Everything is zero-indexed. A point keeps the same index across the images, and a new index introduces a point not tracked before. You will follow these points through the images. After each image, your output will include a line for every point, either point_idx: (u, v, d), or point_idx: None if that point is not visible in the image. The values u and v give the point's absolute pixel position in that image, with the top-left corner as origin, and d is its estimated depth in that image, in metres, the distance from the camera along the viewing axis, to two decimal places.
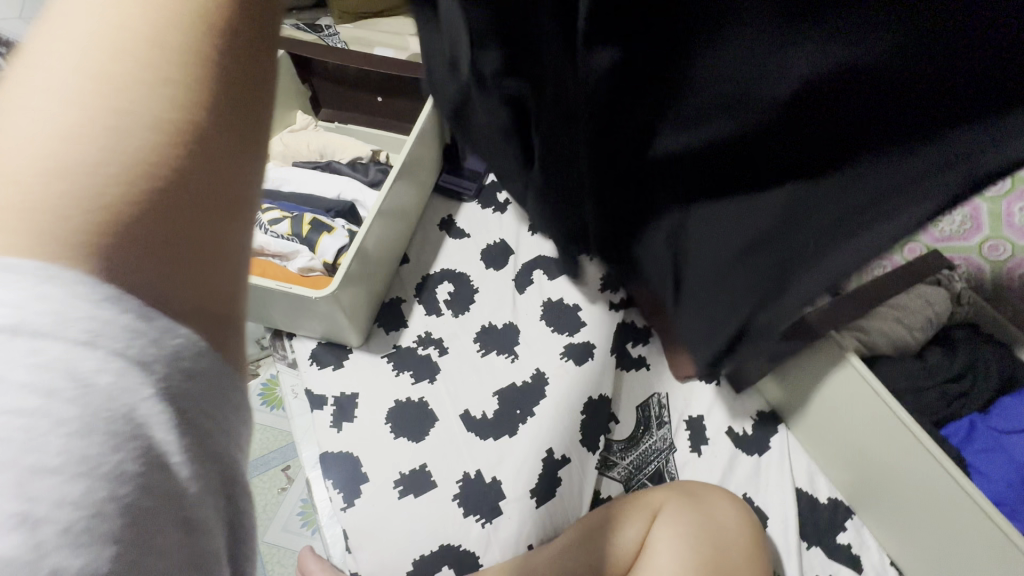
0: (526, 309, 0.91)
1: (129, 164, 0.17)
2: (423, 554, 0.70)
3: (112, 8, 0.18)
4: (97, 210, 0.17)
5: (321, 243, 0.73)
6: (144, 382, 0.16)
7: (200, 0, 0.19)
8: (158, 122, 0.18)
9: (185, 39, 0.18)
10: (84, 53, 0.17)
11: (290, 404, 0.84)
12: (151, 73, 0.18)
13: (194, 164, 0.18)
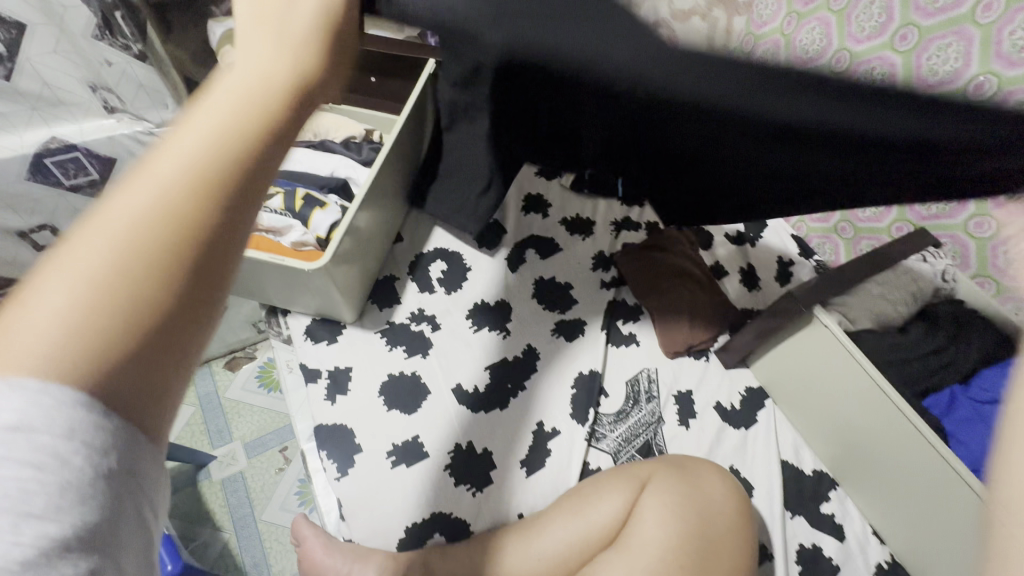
0: (518, 287, 0.92)
1: (144, 273, 0.24)
2: (415, 522, 0.72)
3: (133, 206, 0.24)
4: (107, 301, 0.23)
5: (314, 217, 0.74)
6: (96, 472, 0.21)
7: (194, 200, 0.25)
8: (169, 242, 0.24)
9: (171, 234, 0.24)
10: (101, 243, 0.23)
11: (285, 378, 0.85)
12: (142, 261, 0.24)
13: (185, 274, 0.24)
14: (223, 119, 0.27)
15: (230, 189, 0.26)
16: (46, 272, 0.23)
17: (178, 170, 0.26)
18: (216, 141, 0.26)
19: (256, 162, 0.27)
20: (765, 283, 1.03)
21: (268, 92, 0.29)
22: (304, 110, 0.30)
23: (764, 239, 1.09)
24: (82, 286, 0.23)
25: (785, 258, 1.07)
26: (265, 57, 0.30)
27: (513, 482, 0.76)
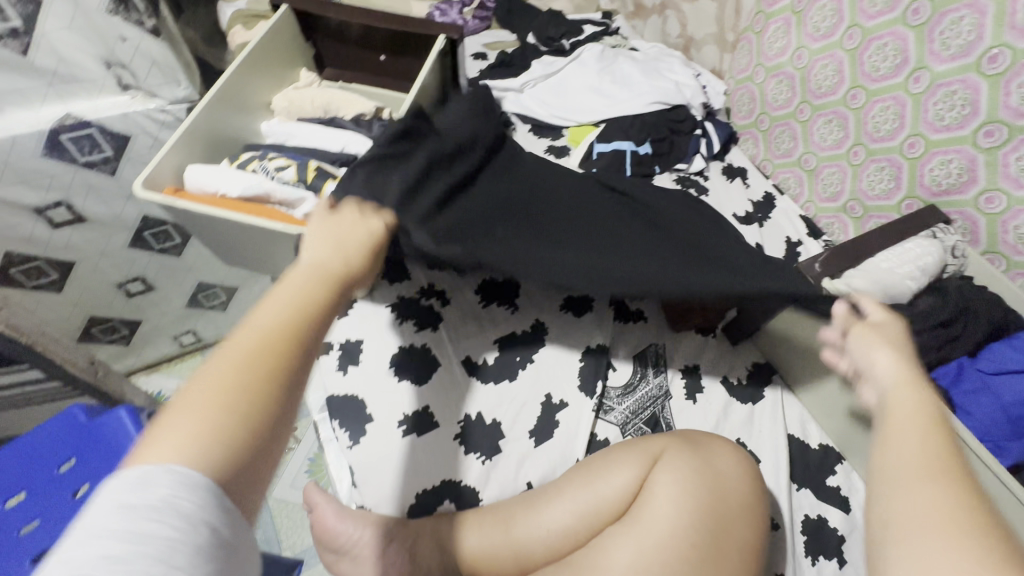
0: None
1: (251, 387, 0.37)
2: (426, 489, 0.73)
3: (246, 352, 0.38)
4: (231, 405, 0.36)
5: (326, 189, 0.75)
6: (206, 534, 0.31)
7: (284, 346, 0.40)
8: (266, 367, 0.38)
9: (274, 368, 0.38)
10: (229, 378, 0.37)
11: None
12: (255, 389, 0.37)
13: (278, 389, 0.38)
14: (303, 292, 0.43)
15: (307, 334, 0.41)
16: (193, 401, 0.36)
17: (275, 323, 0.41)
18: (302, 305, 0.43)
19: (323, 321, 0.43)
20: (773, 262, 1.03)
21: (330, 276, 0.46)
22: (348, 287, 0.48)
23: (772, 220, 1.10)
24: (215, 397, 0.36)
25: (793, 239, 1.07)
26: (328, 257, 0.48)
27: (521, 452, 0.78)
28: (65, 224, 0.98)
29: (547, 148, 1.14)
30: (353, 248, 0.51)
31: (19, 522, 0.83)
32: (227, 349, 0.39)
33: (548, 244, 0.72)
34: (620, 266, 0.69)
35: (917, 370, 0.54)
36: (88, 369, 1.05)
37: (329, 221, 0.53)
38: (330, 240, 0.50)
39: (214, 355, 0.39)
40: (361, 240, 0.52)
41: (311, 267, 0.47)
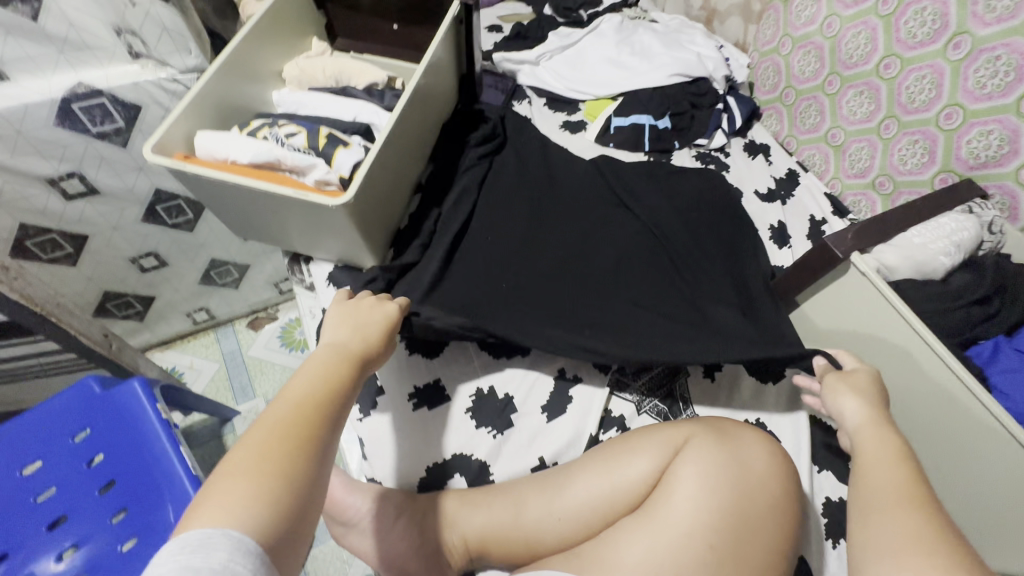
0: (542, 239, 0.91)
1: (288, 451, 0.44)
2: (436, 462, 0.72)
3: (279, 425, 0.45)
4: (272, 468, 0.42)
5: (337, 156, 0.73)
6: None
7: (311, 418, 0.47)
8: (301, 434, 0.45)
9: (306, 438, 0.45)
10: (267, 450, 0.43)
11: (307, 323, 0.86)
12: (291, 457, 0.43)
13: (311, 453, 0.45)
14: (329, 371, 0.53)
15: (332, 406, 0.50)
16: (238, 473, 0.41)
17: (306, 396, 0.49)
18: (328, 382, 0.52)
19: (346, 394, 0.52)
20: (796, 240, 0.99)
21: (351, 356, 0.56)
22: (364, 366, 0.57)
23: (795, 197, 1.06)
24: (257, 462, 0.42)
25: (817, 217, 1.03)
26: (347, 342, 0.59)
27: (533, 427, 0.76)
28: (78, 196, 0.98)
29: (562, 123, 1.11)
30: (370, 331, 0.62)
31: (36, 488, 0.83)
32: (266, 421, 0.46)
33: (534, 307, 0.81)
34: (594, 342, 0.77)
35: (882, 411, 0.66)
36: (102, 342, 1.06)
37: (349, 310, 0.65)
38: (349, 326, 0.62)
39: (254, 427, 0.45)
40: (377, 325, 0.63)
41: (334, 348, 0.57)
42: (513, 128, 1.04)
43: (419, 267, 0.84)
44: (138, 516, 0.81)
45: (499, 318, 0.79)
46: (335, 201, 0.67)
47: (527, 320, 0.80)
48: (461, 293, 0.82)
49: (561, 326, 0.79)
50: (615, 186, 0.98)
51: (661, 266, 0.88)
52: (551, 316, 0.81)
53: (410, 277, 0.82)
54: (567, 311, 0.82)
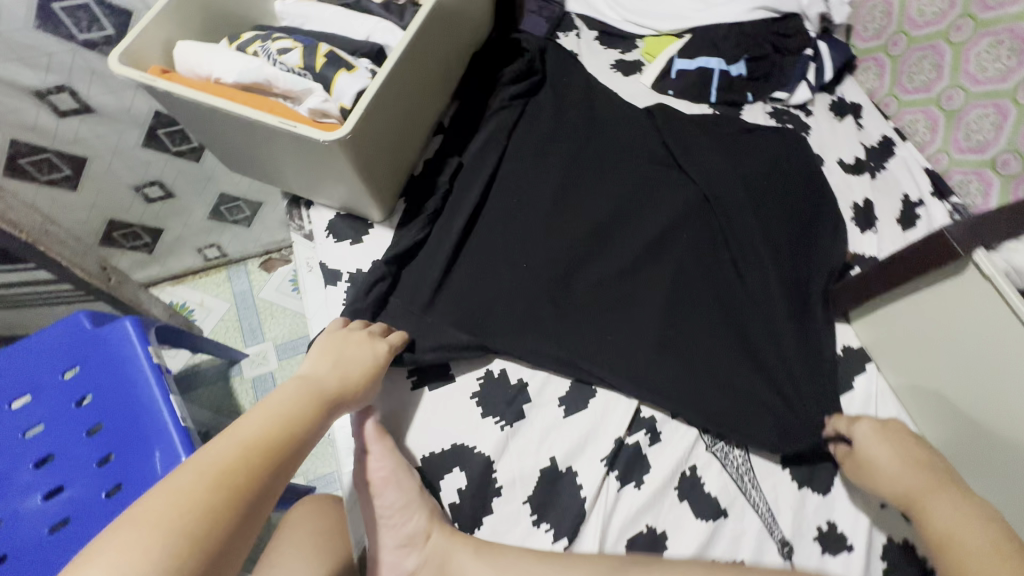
0: (579, 202, 0.77)
1: (207, 510, 0.38)
2: (433, 452, 0.63)
3: (209, 466, 0.41)
4: (185, 521, 0.37)
5: (337, 81, 0.59)
6: None
7: (250, 464, 0.42)
8: (232, 490, 0.40)
9: (238, 484, 0.40)
10: (189, 493, 0.38)
11: (304, 278, 0.75)
12: (214, 505, 0.38)
13: (235, 515, 0.39)
14: (289, 415, 0.48)
15: (278, 460, 0.44)
16: (145, 519, 0.36)
17: (253, 442, 0.44)
18: (285, 428, 0.47)
19: (299, 447, 0.47)
20: (883, 224, 0.83)
21: (319, 399, 0.51)
22: (331, 411, 0.52)
23: (887, 171, 0.88)
24: (172, 515, 0.37)
25: (911, 198, 0.85)
26: (322, 378, 0.54)
27: (549, 421, 0.65)
28: (71, 113, 0.87)
29: (614, 61, 0.94)
30: (350, 370, 0.56)
31: (23, 424, 0.76)
32: (198, 465, 0.41)
33: (553, 297, 0.70)
34: (603, 359, 0.67)
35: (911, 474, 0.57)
36: (99, 276, 0.99)
37: (335, 341, 0.59)
38: (331, 357, 0.57)
39: (183, 469, 0.40)
40: (359, 365, 0.57)
41: (306, 386, 0.52)
42: (556, 64, 0.87)
43: (429, 249, 0.72)
44: (121, 464, 0.74)
45: (505, 324, 0.68)
46: (330, 136, 0.55)
47: (544, 320, 0.68)
48: (468, 281, 0.70)
49: (572, 335, 0.68)
50: (671, 150, 0.82)
51: (708, 256, 0.74)
52: (566, 321, 0.69)
53: (416, 267, 0.71)
54: (579, 311, 0.70)
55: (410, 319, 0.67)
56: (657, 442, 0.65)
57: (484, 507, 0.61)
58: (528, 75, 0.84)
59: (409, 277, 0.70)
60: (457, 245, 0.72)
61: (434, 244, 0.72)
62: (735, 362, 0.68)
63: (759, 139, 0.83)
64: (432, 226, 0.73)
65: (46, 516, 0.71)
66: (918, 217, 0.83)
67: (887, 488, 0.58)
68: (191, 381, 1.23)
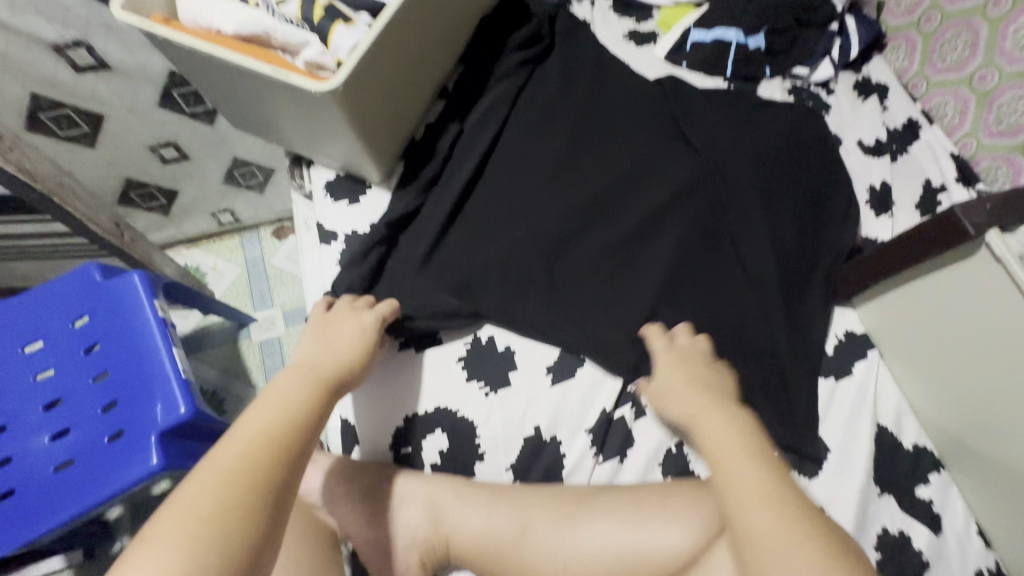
0: (581, 173, 0.75)
1: (230, 502, 0.37)
2: (416, 414, 0.63)
3: (216, 465, 0.39)
4: (205, 520, 0.35)
5: (334, 33, 0.59)
6: None
7: (261, 453, 0.41)
8: (250, 476, 0.39)
9: (252, 473, 0.39)
10: (202, 494, 0.37)
11: (301, 237, 0.75)
12: (230, 498, 0.37)
13: (260, 499, 0.38)
14: (289, 400, 0.47)
15: (291, 439, 0.43)
16: (162, 530, 0.35)
17: (260, 433, 0.42)
18: (290, 409, 0.46)
19: (307, 426, 0.45)
20: (900, 209, 0.79)
21: (316, 379, 0.51)
22: (334, 392, 0.51)
23: (909, 155, 0.84)
24: (192, 516, 0.36)
25: (934, 183, 0.81)
26: (316, 363, 0.53)
27: (535, 389, 0.65)
28: (88, 69, 0.88)
29: (627, 32, 0.91)
30: (341, 351, 0.55)
31: (37, 366, 0.80)
32: (208, 467, 0.39)
33: (548, 267, 0.69)
34: (594, 331, 0.66)
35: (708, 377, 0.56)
36: (113, 232, 1.00)
37: (320, 328, 0.58)
38: (317, 344, 0.56)
39: (195, 474, 0.39)
40: (347, 342, 0.57)
41: (300, 373, 0.51)
42: (565, 32, 0.85)
43: (425, 215, 0.71)
44: (124, 410, 0.76)
45: (495, 291, 0.67)
46: (321, 87, 0.55)
47: (536, 289, 0.67)
48: (462, 247, 0.69)
49: (564, 305, 0.67)
50: (679, 125, 0.79)
51: (710, 232, 0.72)
52: (559, 291, 0.68)
53: (412, 232, 0.70)
54: (572, 281, 0.68)
55: (406, 281, 0.67)
56: (643, 416, 0.65)
57: (465, 469, 0.62)
58: (536, 42, 0.82)
59: (404, 241, 0.70)
60: (454, 207, 0.71)
61: (430, 210, 0.71)
62: (730, 342, 0.66)
63: (772, 115, 0.80)
64: (428, 191, 0.73)
65: (52, 456, 0.74)
66: (941, 202, 0.79)
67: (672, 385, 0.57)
68: (201, 340, 1.26)
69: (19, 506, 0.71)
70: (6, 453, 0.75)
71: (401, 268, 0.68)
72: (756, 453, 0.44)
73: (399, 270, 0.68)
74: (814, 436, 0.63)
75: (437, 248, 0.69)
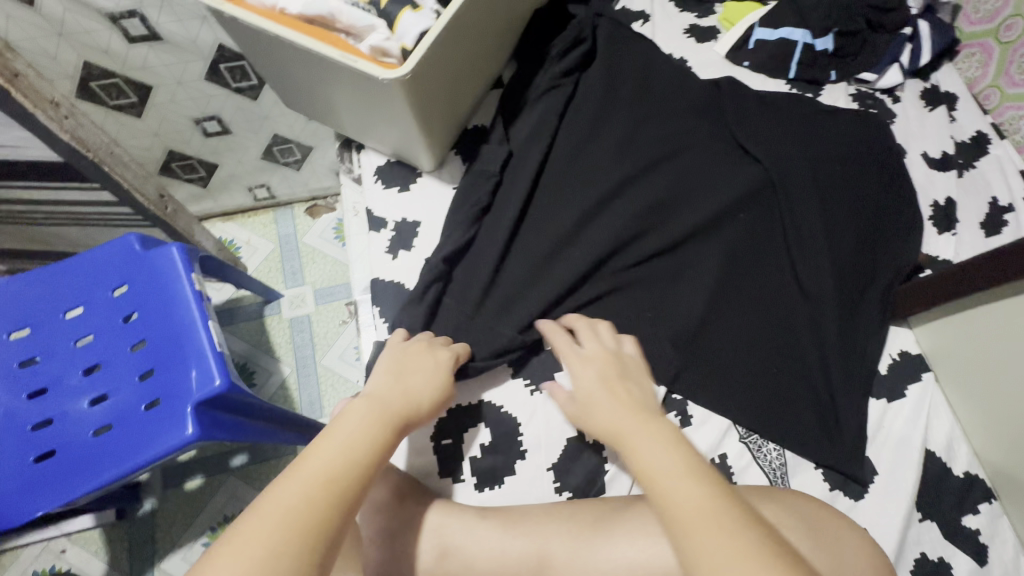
0: (634, 172, 0.74)
1: (282, 551, 0.36)
2: (459, 406, 0.64)
3: (281, 500, 0.39)
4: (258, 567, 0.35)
5: (401, 19, 0.58)
6: None
7: (322, 497, 0.40)
8: (304, 527, 0.38)
9: (309, 518, 0.38)
10: (262, 532, 0.37)
11: (349, 221, 0.75)
12: (284, 542, 0.37)
13: (308, 555, 0.37)
14: (357, 436, 0.45)
15: (349, 486, 0.41)
16: (222, 560, 0.36)
17: (323, 473, 0.41)
18: (357, 446, 0.44)
19: (368, 470, 0.43)
20: (964, 228, 0.76)
21: (385, 413, 0.48)
22: (401, 430, 0.49)
23: (976, 170, 0.81)
24: (247, 559, 0.35)
25: (1002, 202, 0.78)
26: (387, 395, 0.51)
27: None
28: (140, 39, 0.83)
29: (688, 26, 0.88)
30: (413, 388, 0.53)
31: (76, 333, 0.80)
32: (272, 503, 0.39)
33: (591, 275, 0.68)
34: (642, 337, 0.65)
35: (612, 385, 0.53)
36: (156, 203, 1.00)
37: (397, 356, 0.57)
38: (392, 372, 0.54)
39: (259, 508, 0.38)
40: (420, 380, 0.54)
41: (371, 404, 0.49)
42: (607, 40, 0.81)
43: (477, 249, 0.69)
44: (162, 379, 0.76)
45: (543, 291, 0.67)
46: (389, 74, 0.54)
47: (583, 298, 0.67)
48: (512, 244, 0.69)
49: (611, 309, 0.67)
50: (733, 132, 0.76)
51: (763, 241, 0.71)
52: (610, 295, 0.68)
53: (466, 264, 0.68)
54: (622, 286, 0.68)
55: (455, 317, 0.65)
56: (687, 425, 0.64)
57: (505, 467, 0.62)
58: (580, 43, 0.79)
59: (458, 279, 0.67)
60: (510, 231, 0.70)
61: (484, 242, 0.69)
62: (778, 355, 0.65)
63: (831, 122, 0.77)
64: (478, 224, 0.70)
65: (92, 420, 0.75)
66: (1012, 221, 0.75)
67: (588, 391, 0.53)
68: (232, 314, 1.27)
69: (58, 469, 0.71)
70: (47, 415, 0.76)
71: (453, 281, 0.67)
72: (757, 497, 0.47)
73: (451, 288, 0.67)
74: (862, 456, 0.62)
75: (487, 243, 0.69)
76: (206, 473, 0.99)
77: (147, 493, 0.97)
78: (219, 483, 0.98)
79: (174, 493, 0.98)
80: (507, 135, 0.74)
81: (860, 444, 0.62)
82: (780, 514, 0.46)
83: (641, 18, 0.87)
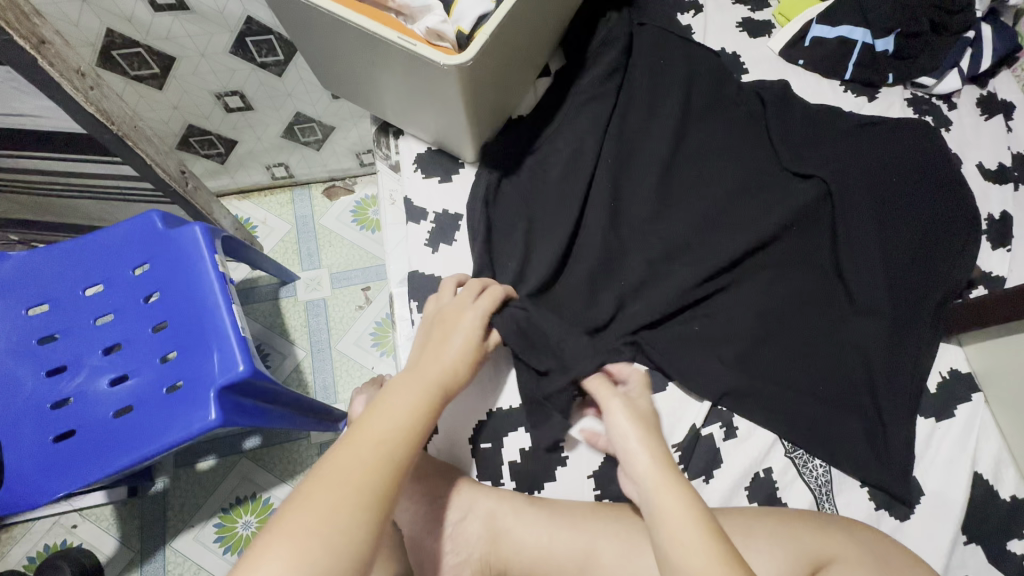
0: (682, 174, 0.72)
1: (353, 500, 0.39)
2: (500, 408, 0.62)
3: (349, 458, 0.41)
4: (336, 515, 0.38)
5: (459, 2, 0.55)
6: None
7: (384, 456, 0.42)
8: (368, 481, 0.40)
9: (377, 475, 0.40)
10: (336, 483, 0.39)
11: (385, 210, 0.73)
12: (356, 494, 0.39)
13: (376, 504, 0.39)
14: (409, 400, 0.46)
15: (404, 446, 0.43)
16: (304, 506, 0.38)
17: (384, 435, 0.43)
18: (407, 417, 0.45)
19: (422, 430, 0.45)
20: (1020, 243, 0.74)
21: (430, 378, 0.49)
22: (448, 392, 0.50)
23: None
24: (324, 506, 0.38)
25: None
26: (435, 359, 0.51)
27: None
28: (166, 8, 0.77)
29: (741, 20, 0.84)
30: (459, 347, 0.53)
31: (94, 310, 0.72)
32: (342, 458, 0.41)
33: (637, 291, 0.65)
34: (692, 346, 0.63)
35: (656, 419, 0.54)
36: (177, 179, 0.94)
37: (444, 313, 0.56)
38: (438, 333, 0.54)
39: (332, 461, 0.41)
40: (464, 339, 0.53)
41: (416, 371, 0.50)
42: (646, 48, 0.75)
43: (522, 252, 0.66)
44: (184, 361, 0.69)
45: (596, 306, 0.64)
46: (451, 60, 0.51)
47: (636, 313, 0.64)
48: (565, 251, 0.66)
49: (666, 327, 0.64)
50: (774, 148, 0.73)
51: (813, 252, 0.69)
52: (667, 317, 0.64)
53: (510, 259, 0.66)
54: (681, 308, 0.65)
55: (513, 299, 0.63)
56: (732, 437, 0.62)
57: (546, 472, 0.60)
58: (617, 42, 0.74)
59: (508, 271, 0.65)
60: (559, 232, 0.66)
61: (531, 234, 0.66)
62: (827, 369, 0.64)
63: (887, 131, 0.74)
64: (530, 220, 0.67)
65: (112, 401, 0.68)
66: None
67: (638, 412, 0.53)
68: (247, 295, 1.21)
69: (77, 453, 0.65)
70: (64, 393, 0.69)
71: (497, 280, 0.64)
72: (820, 523, 0.51)
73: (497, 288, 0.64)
74: (910, 477, 0.60)
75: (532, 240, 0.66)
76: (219, 454, 0.95)
77: (159, 472, 0.93)
78: (232, 464, 0.94)
79: (185, 472, 0.93)
80: (553, 127, 0.71)
81: (910, 464, 0.60)
82: (850, 543, 0.50)
83: (693, 9, 0.84)
